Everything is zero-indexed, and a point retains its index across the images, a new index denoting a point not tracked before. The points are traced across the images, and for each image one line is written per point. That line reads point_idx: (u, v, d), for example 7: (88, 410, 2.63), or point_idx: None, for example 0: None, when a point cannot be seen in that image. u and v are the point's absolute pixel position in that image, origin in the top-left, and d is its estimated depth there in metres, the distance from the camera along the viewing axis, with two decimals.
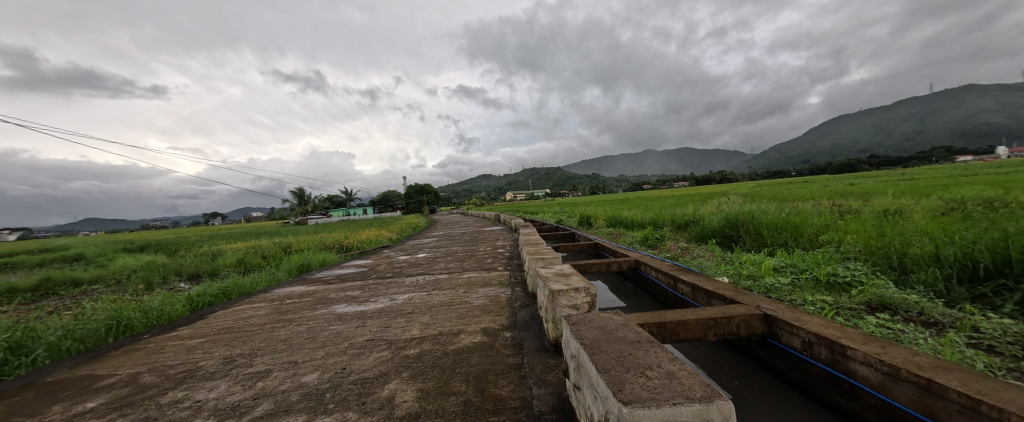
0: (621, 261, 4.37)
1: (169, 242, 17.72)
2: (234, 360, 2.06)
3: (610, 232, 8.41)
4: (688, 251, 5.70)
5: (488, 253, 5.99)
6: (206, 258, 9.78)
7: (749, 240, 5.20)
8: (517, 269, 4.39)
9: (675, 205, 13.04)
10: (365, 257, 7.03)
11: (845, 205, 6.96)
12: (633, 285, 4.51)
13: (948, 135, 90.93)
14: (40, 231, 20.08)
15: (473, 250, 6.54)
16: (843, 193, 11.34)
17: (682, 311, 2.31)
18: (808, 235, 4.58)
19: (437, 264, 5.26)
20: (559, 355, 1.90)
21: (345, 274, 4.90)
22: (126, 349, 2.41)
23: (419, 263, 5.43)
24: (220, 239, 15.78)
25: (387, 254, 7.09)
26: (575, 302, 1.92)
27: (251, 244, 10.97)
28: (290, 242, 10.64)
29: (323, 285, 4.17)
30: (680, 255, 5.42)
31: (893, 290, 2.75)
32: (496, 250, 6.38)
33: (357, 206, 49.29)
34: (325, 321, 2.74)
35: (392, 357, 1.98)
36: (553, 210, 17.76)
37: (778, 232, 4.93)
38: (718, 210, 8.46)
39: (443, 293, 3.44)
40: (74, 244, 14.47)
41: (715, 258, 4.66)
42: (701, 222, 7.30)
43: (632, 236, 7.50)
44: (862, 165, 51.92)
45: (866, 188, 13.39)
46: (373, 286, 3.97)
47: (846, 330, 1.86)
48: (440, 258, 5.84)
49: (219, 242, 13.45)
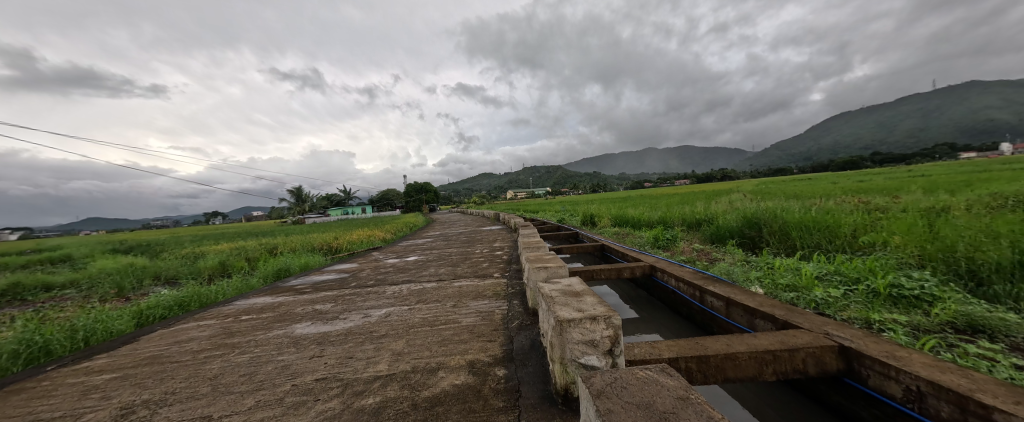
0: (633, 266, 3.84)
1: (161, 242, 17.29)
2: (130, 413, 1.54)
3: (616, 232, 7.86)
4: (705, 252, 5.14)
5: (484, 257, 5.44)
6: (188, 260, 9.23)
7: (776, 242, 4.66)
8: (515, 277, 3.86)
9: (682, 203, 12.43)
10: (352, 259, 6.49)
11: (873, 202, 6.40)
12: (646, 292, 3.98)
13: (953, 132, 90.02)
14: (39, 229, 19.62)
15: (468, 253, 5.99)
16: (861, 190, 10.74)
17: (727, 340, 1.78)
18: (845, 236, 4.04)
19: (428, 269, 4.73)
20: (570, 412, 1.37)
21: (324, 280, 4.37)
22: (10, 389, 1.89)
23: (407, 268, 4.91)
24: (211, 239, 15.31)
25: (376, 257, 6.53)
26: (592, 337, 1.39)
27: (237, 246, 10.45)
28: (277, 243, 10.09)
29: (292, 296, 3.63)
30: (696, 258, 4.89)
31: (981, 307, 2.20)
32: (493, 252, 5.82)
33: (356, 206, 48.80)
34: (275, 347, 2.20)
35: (341, 412, 1.45)
36: (555, 209, 17.15)
37: (809, 234, 4.38)
38: (731, 208, 7.92)
39: (427, 308, 2.90)
40: (62, 244, 14.01)
41: (739, 263, 4.13)
42: (716, 220, 6.75)
43: (641, 237, 6.94)
44: (867, 162, 51.23)
45: (883, 185, 12.73)
46: (349, 297, 3.43)
47: (975, 379, 1.30)
48: (431, 262, 5.29)
49: (207, 243, 12.96)
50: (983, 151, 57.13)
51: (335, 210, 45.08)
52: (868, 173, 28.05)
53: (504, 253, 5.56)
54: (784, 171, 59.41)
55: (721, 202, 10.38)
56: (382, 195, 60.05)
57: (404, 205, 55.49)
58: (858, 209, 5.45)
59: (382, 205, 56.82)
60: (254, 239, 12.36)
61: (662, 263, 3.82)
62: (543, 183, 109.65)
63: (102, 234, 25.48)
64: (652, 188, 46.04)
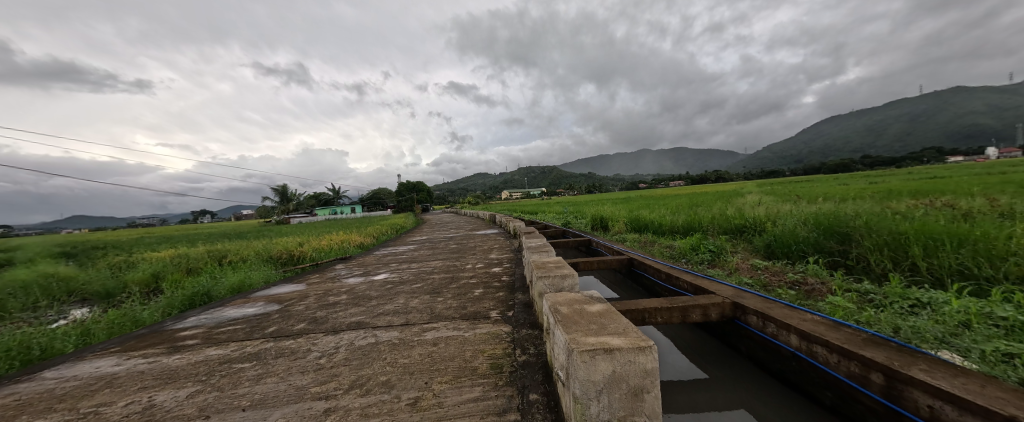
0: (705, 303, 2.49)
1: (116, 245, 15.33)
2: None
3: (637, 240, 6.51)
4: (776, 275, 3.84)
5: (477, 279, 3.99)
6: (117, 272, 7.52)
7: (885, 262, 3.36)
8: (525, 321, 2.45)
9: (698, 205, 11.18)
10: (305, 276, 5.01)
11: (964, 204, 5.12)
12: (720, 341, 2.65)
13: (943, 135, 91.23)
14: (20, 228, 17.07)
15: (455, 270, 4.55)
16: (900, 191, 9.58)
17: None
18: (1014, 259, 2.74)
19: (395, 299, 3.28)
20: None
21: (234, 320, 2.89)
22: None
23: (368, 296, 3.47)
24: (172, 242, 13.54)
25: (336, 273, 5.03)
26: None
27: (187, 251, 8.81)
28: (232, 249, 8.44)
29: (151, 359, 2.16)
30: (768, 283, 3.58)
31: None
32: (490, 271, 4.38)
33: (346, 206, 46.94)
34: None
35: None
36: (554, 210, 15.91)
37: (943, 252, 3.07)
38: (776, 212, 6.63)
39: (357, 414, 1.45)
40: (25, 240, 12.40)
41: (852, 298, 2.80)
42: (767, 228, 5.47)
43: (672, 248, 5.59)
44: (862, 165, 50.97)
45: (915, 186, 11.67)
46: (238, 367, 1.96)
47: None
48: (404, 286, 3.82)
49: (163, 247, 11.27)
50: (976, 155, 57.44)
51: (322, 211, 43.16)
52: (872, 176, 27.59)
53: (503, 274, 4.15)
54: (779, 173, 59.15)
55: (747, 204, 9.18)
56: (374, 195, 58.18)
57: (396, 204, 53.68)
58: (967, 214, 4.20)
59: (372, 204, 54.83)
60: (213, 244, 10.61)
61: (750, 299, 2.47)
62: (539, 183, 108.63)
63: (79, 232, 23.57)
64: (651, 190, 45.24)
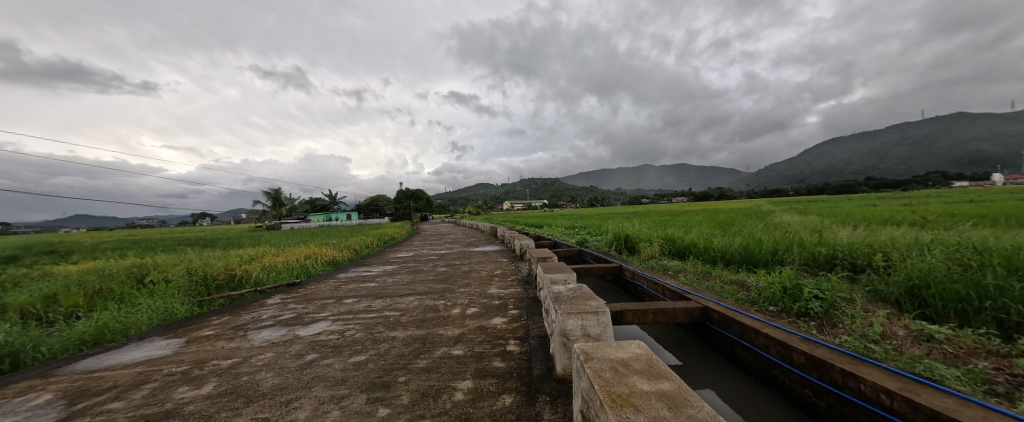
0: None
1: (69, 248, 13.43)
2: None
3: (684, 271, 4.88)
4: (993, 360, 2.17)
5: (464, 346, 2.35)
6: (3, 291, 5.72)
7: None
8: None
9: (731, 224, 9.63)
10: (212, 318, 3.34)
11: None
12: None
13: (950, 159, 90.18)
14: (14, 227, 15.82)
15: (434, 321, 2.91)
16: (980, 216, 8.03)
17: None
18: None
19: (291, 408, 1.62)
20: None
21: None
22: None
23: (251, 389, 1.81)
24: (128, 249, 11.73)
25: (258, 315, 3.34)
26: None
27: (117, 264, 7.08)
28: (168, 265, 6.73)
29: None
30: (1006, 381, 1.91)
31: None
32: (486, 327, 2.73)
33: (343, 212, 45.34)
34: None
35: None
36: (562, 224, 14.28)
37: None
38: (867, 239, 4.98)
39: None
40: None
41: None
42: (883, 264, 3.83)
43: (745, 288, 3.96)
44: (870, 188, 49.87)
45: (975, 210, 10.21)
46: None
47: None
48: (334, 361, 2.15)
49: (107, 255, 9.48)
50: (987, 180, 56.36)
51: (317, 218, 41.62)
52: (892, 197, 26.33)
53: (508, 337, 2.50)
54: (784, 192, 57.70)
55: (800, 225, 7.61)
56: (372, 201, 56.79)
57: (395, 212, 52.13)
58: None
59: (370, 211, 53.29)
60: (157, 254, 8.77)
61: None
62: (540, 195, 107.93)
63: (62, 232, 21.97)
64: (656, 206, 44.06)
